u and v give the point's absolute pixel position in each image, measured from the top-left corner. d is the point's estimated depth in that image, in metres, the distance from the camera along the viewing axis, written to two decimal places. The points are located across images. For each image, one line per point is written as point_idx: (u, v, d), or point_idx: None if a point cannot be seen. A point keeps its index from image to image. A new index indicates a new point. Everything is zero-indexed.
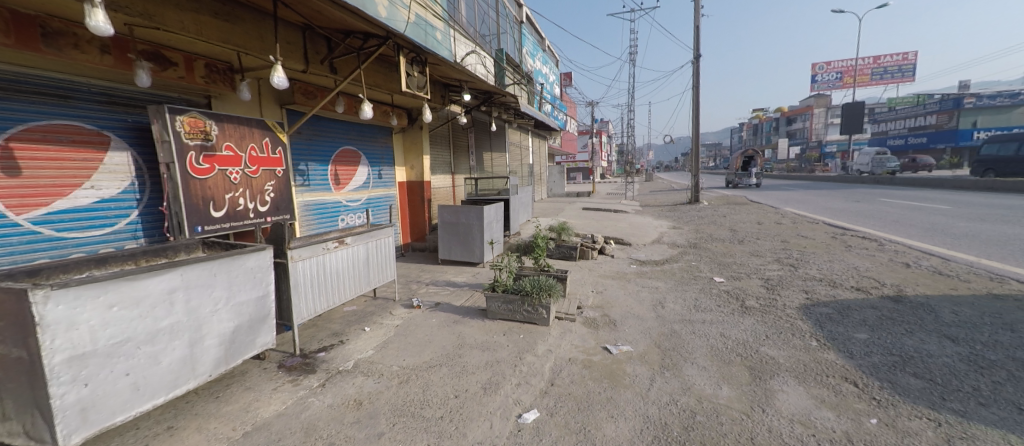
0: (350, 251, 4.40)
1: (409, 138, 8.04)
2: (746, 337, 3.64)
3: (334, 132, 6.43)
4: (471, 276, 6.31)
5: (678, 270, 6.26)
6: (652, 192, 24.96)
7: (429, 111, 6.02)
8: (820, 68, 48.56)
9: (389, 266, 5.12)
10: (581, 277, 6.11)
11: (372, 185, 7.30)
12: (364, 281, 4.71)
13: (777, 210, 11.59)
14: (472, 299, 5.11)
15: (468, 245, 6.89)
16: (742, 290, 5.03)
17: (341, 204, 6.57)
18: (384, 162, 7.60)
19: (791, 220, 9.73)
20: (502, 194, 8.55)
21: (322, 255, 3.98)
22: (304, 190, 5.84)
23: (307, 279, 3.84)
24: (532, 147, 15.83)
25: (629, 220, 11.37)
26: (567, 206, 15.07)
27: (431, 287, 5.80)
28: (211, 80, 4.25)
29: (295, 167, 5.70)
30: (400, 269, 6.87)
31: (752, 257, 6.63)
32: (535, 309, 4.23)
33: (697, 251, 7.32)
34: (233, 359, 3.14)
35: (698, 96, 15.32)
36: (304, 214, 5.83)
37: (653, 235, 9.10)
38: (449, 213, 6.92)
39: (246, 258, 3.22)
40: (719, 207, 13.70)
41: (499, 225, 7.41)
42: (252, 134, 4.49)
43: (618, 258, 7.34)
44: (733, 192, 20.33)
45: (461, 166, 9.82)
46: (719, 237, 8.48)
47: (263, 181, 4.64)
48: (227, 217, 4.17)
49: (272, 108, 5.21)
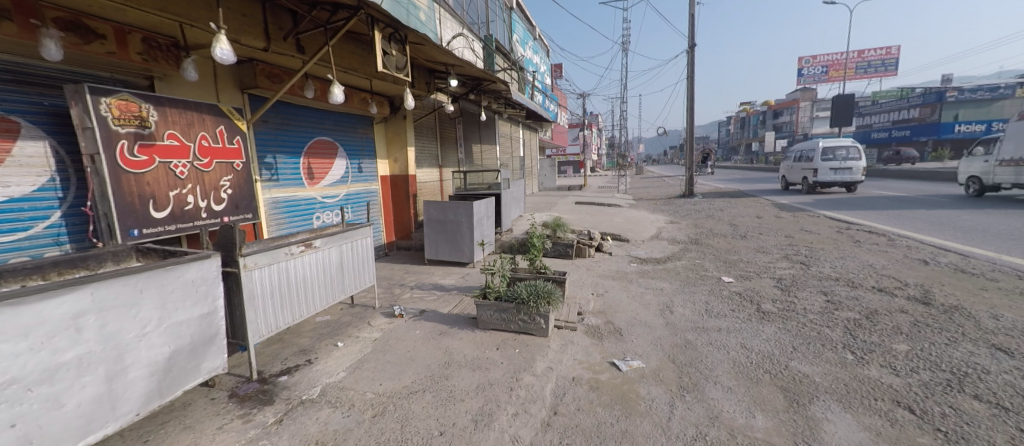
0: (320, 256, 3.88)
1: (392, 128, 7.49)
2: (771, 349, 3.22)
3: (306, 120, 5.82)
4: (459, 278, 5.82)
5: (683, 269, 5.85)
6: (644, 185, 24.68)
7: (410, 94, 5.46)
8: (807, 60, 48.78)
9: (368, 270, 4.60)
10: (579, 278, 5.67)
11: (351, 179, 6.72)
12: (338, 288, 4.18)
13: (774, 203, 11.31)
14: (460, 305, 4.62)
15: (457, 243, 6.38)
16: (755, 291, 4.63)
17: (315, 200, 6.00)
18: (364, 154, 7.02)
19: (791, 214, 9.42)
20: (493, 188, 8.02)
21: (284, 261, 3.45)
22: (272, 186, 5.26)
23: (265, 290, 3.30)
24: (523, 139, 15.30)
25: (625, 215, 10.96)
26: (559, 200, 14.61)
27: (415, 292, 5.30)
28: (151, 57, 3.68)
29: (261, 160, 5.11)
30: (383, 271, 6.34)
31: (758, 254, 6.26)
32: (532, 318, 3.75)
33: (699, 248, 6.93)
34: (170, 391, 2.66)
35: (692, 86, 14.92)
36: (272, 212, 5.25)
37: (651, 230, 8.71)
38: (436, 210, 6.41)
39: (183, 269, 2.73)
40: (715, 200, 13.39)
41: (490, 222, 6.90)
42: (204, 122, 3.95)
43: (617, 256, 6.92)
44: (725, 185, 20.14)
45: (448, 158, 9.27)
46: (721, 232, 8.11)
47: (218, 176, 4.10)
48: (171, 217, 3.66)
49: (231, 92, 4.67)
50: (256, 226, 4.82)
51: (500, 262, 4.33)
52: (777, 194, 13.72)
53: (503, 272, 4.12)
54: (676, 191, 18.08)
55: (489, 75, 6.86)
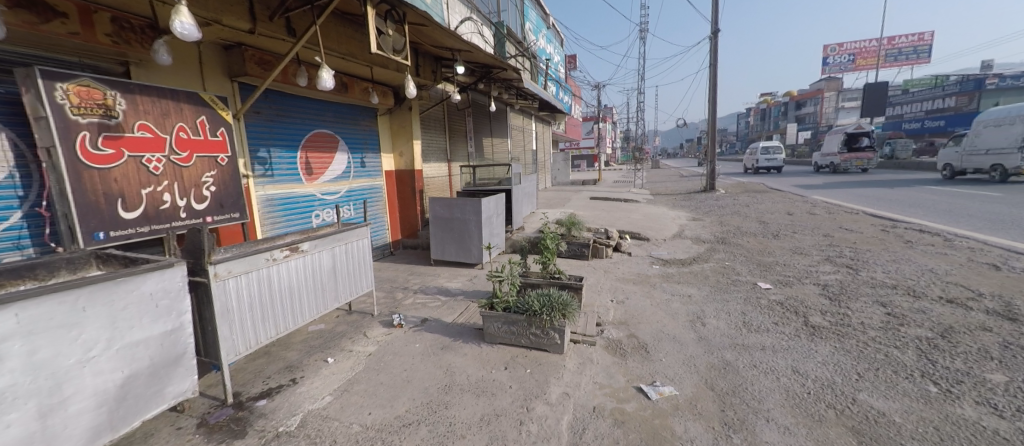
0: (308, 260, 3.46)
1: (397, 120, 7.08)
2: (831, 376, 2.70)
3: (303, 111, 5.44)
4: (467, 281, 5.40)
5: (711, 273, 5.31)
6: (661, 179, 23.90)
7: (410, 80, 5.03)
8: (832, 48, 46.73)
9: (364, 274, 4.18)
10: (596, 282, 5.19)
11: (353, 175, 6.34)
12: (330, 296, 3.76)
13: (804, 198, 10.58)
14: (466, 313, 4.19)
15: (464, 244, 5.96)
16: (798, 301, 4.09)
17: (314, 197, 5.63)
18: (367, 148, 6.63)
19: (824, 210, 8.72)
20: (503, 184, 7.55)
21: (264, 268, 3.01)
22: (266, 183, 4.90)
23: (243, 301, 2.88)
24: (536, 132, 14.78)
25: (643, 211, 10.38)
26: (572, 196, 14.08)
27: (419, 296, 4.89)
28: (122, 39, 3.28)
29: (254, 154, 4.75)
30: (386, 273, 5.96)
31: (796, 255, 5.65)
32: (545, 333, 3.29)
33: (727, 248, 6.37)
34: (124, 423, 2.24)
35: (715, 75, 14.12)
36: (267, 210, 4.90)
37: (673, 228, 8.14)
38: (442, 206, 5.99)
39: (140, 279, 2.30)
40: (739, 195, 12.67)
41: (500, 220, 6.45)
42: (182, 113, 3.53)
43: (637, 257, 6.40)
44: (746, 179, 19.28)
45: (457, 152, 8.83)
46: (749, 230, 7.50)
47: (200, 171, 3.69)
48: (144, 219, 3.26)
49: (219, 80, 4.34)
50: (246, 226, 4.46)
51: (510, 267, 3.89)
52: (805, 188, 12.93)
53: (513, 279, 3.68)
54: (696, 185, 17.32)
55: (499, 63, 6.41)
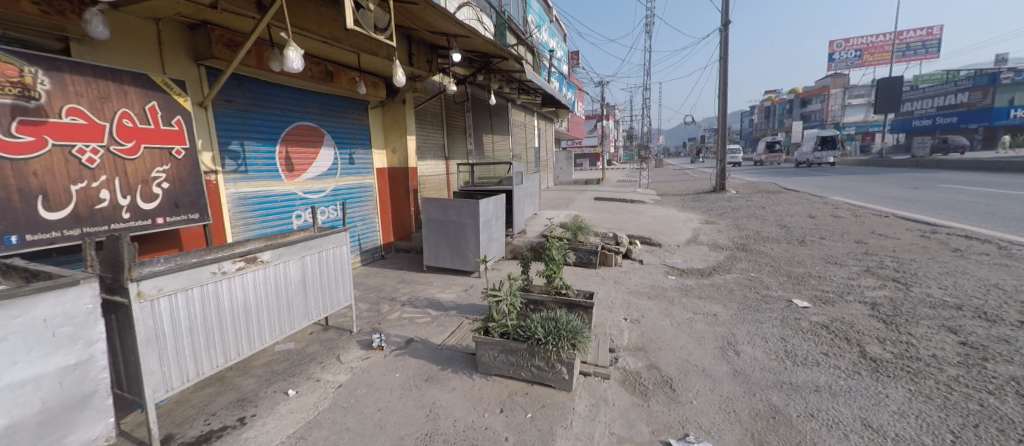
0: (272, 272, 2.84)
1: (390, 114, 6.53)
2: (918, 436, 2.11)
3: (283, 101, 4.89)
4: (461, 291, 4.84)
5: (735, 286, 4.72)
6: (667, 178, 23.24)
7: (399, 63, 4.43)
8: (841, 46, 45.75)
9: (341, 286, 3.59)
10: (606, 294, 4.63)
11: (340, 172, 5.79)
12: (300, 313, 3.15)
13: (824, 200, 9.96)
14: (457, 333, 3.63)
15: (459, 249, 5.41)
16: (846, 323, 3.51)
17: (295, 196, 5.08)
18: (357, 143, 6.09)
19: (849, 213, 8.11)
20: (504, 183, 6.99)
21: (208, 284, 2.36)
22: (239, 179, 4.35)
23: (180, 324, 2.24)
24: (538, 129, 14.21)
25: (652, 213, 9.80)
26: (577, 195, 13.50)
27: (408, 309, 4.33)
28: (54, 8, 2.69)
29: (224, 146, 4.19)
30: (374, 280, 5.41)
31: (831, 266, 5.04)
32: (551, 366, 2.72)
33: (749, 256, 5.78)
34: None
35: (727, 70, 13.48)
36: (239, 210, 4.36)
37: (687, 232, 7.55)
38: (436, 208, 5.45)
39: (29, 304, 1.66)
40: (752, 196, 12.04)
41: (499, 222, 5.89)
42: (126, 97, 2.91)
43: (649, 265, 5.83)
44: (756, 178, 18.62)
45: (455, 149, 8.27)
46: (769, 235, 6.91)
47: (149, 165, 3.07)
48: (73, 220, 2.67)
49: (184, 64, 3.79)
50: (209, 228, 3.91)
51: (511, 282, 3.32)
52: (822, 188, 12.31)
53: (514, 298, 3.10)
54: (704, 185, 16.69)
55: (500, 51, 5.84)
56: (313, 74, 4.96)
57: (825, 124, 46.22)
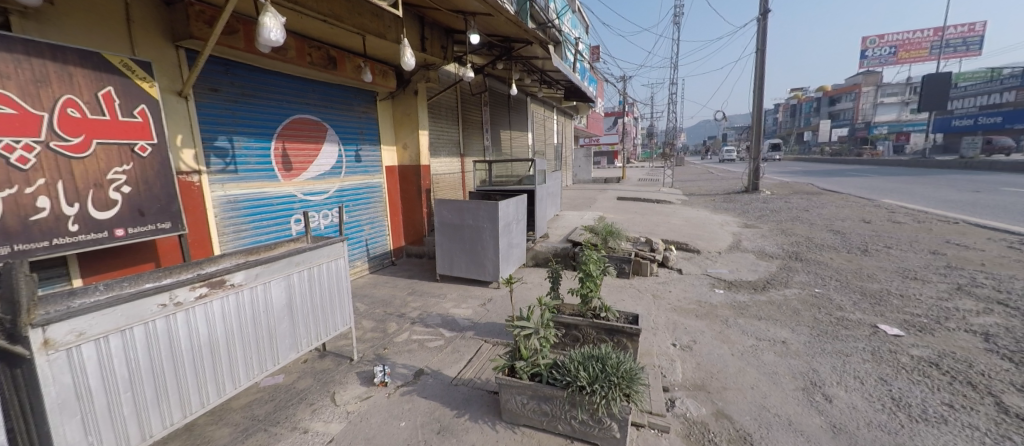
0: (245, 297, 2.34)
1: (401, 107, 6.00)
2: None
3: (280, 92, 4.37)
4: (478, 307, 4.25)
5: (799, 304, 4.03)
6: (690, 178, 22.34)
7: (408, 42, 3.85)
8: (871, 39, 43.71)
9: (340, 306, 3.06)
10: (647, 312, 4.01)
11: (345, 170, 5.27)
12: (286, 343, 2.63)
13: (875, 203, 9.12)
14: (476, 362, 3.04)
15: (477, 257, 4.83)
16: (958, 360, 2.83)
17: (294, 198, 4.58)
18: (364, 138, 5.55)
19: (911, 219, 7.29)
20: (525, 183, 6.37)
21: (153, 321, 1.91)
22: (227, 179, 3.86)
23: (115, 377, 1.80)
24: (557, 126, 13.57)
25: (682, 214, 9.09)
26: (598, 195, 12.84)
27: (418, 329, 3.76)
28: None
29: (209, 142, 3.70)
30: (382, 292, 4.87)
31: (910, 282, 4.35)
32: (597, 420, 2.11)
33: (806, 267, 5.09)
34: None
35: (762, 62, 12.59)
36: (227, 215, 3.86)
37: (727, 237, 6.84)
38: (450, 210, 4.88)
39: None
40: (790, 197, 11.22)
41: (521, 226, 5.29)
42: (71, 84, 2.47)
43: (690, 275, 5.18)
44: (787, 179, 17.60)
45: (472, 146, 7.70)
46: (824, 243, 6.18)
47: (104, 164, 2.61)
48: (1, 237, 2.24)
49: (163, 49, 3.33)
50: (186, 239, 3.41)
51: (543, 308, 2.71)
52: (867, 190, 11.39)
53: (547, 330, 2.49)
54: (733, 185, 15.81)
55: (521, 34, 5.19)
56: (313, 60, 4.41)
57: (854, 120, 44.33)
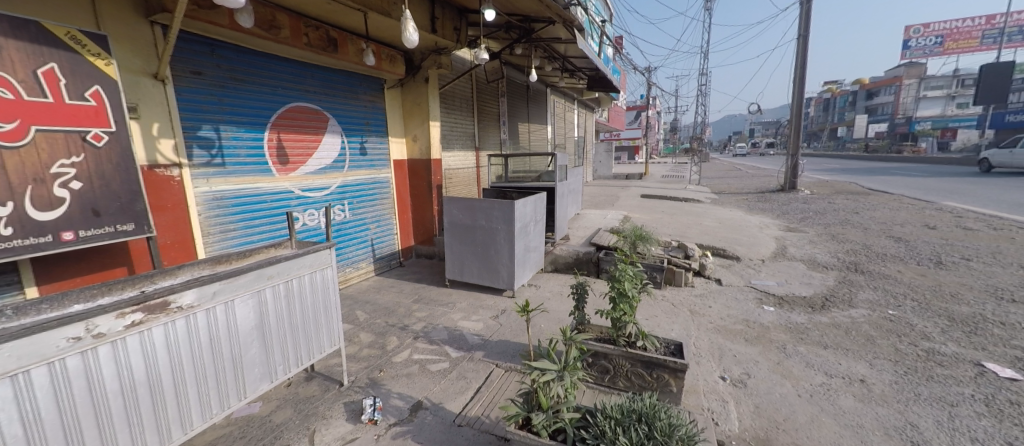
0: (199, 322, 1.88)
1: (410, 95, 5.54)
2: None
3: (275, 77, 3.97)
4: (490, 320, 3.77)
5: (872, 330, 3.39)
6: (719, 175, 21.35)
7: (411, 14, 3.35)
8: (916, 29, 40.96)
9: (325, 322, 2.60)
10: (684, 333, 3.46)
11: (349, 164, 4.85)
12: (257, 372, 2.17)
13: (936, 206, 8.23)
14: (484, 395, 2.55)
15: (489, 262, 4.35)
16: None
17: (291, 194, 4.19)
18: (370, 130, 5.13)
19: (985, 226, 6.45)
20: (543, 179, 5.90)
21: (62, 359, 1.48)
22: (212, 174, 3.50)
23: (4, 437, 1.37)
24: (579, 119, 12.92)
25: (715, 215, 8.39)
26: (621, 192, 12.18)
27: (421, 347, 3.30)
28: None
29: (192, 132, 3.35)
30: (387, 298, 4.44)
31: (1008, 306, 3.66)
32: None
33: (871, 282, 4.42)
34: None
35: (805, 50, 11.61)
36: (213, 213, 3.50)
37: (770, 242, 6.14)
38: (460, 209, 4.39)
39: None
40: (834, 197, 10.33)
41: (540, 227, 4.78)
42: (2, 58, 2.07)
43: (731, 287, 4.57)
44: (824, 177, 16.51)
45: (488, 138, 7.21)
46: (885, 252, 5.46)
47: (47, 156, 2.24)
48: None
49: (138, 26, 2.96)
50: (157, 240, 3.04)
51: (570, 342, 2.15)
52: (921, 190, 10.39)
53: (575, 374, 1.94)
54: (767, 183, 14.86)
55: (543, 12, 4.62)
56: (310, 41, 3.99)
57: (894, 115, 41.80)
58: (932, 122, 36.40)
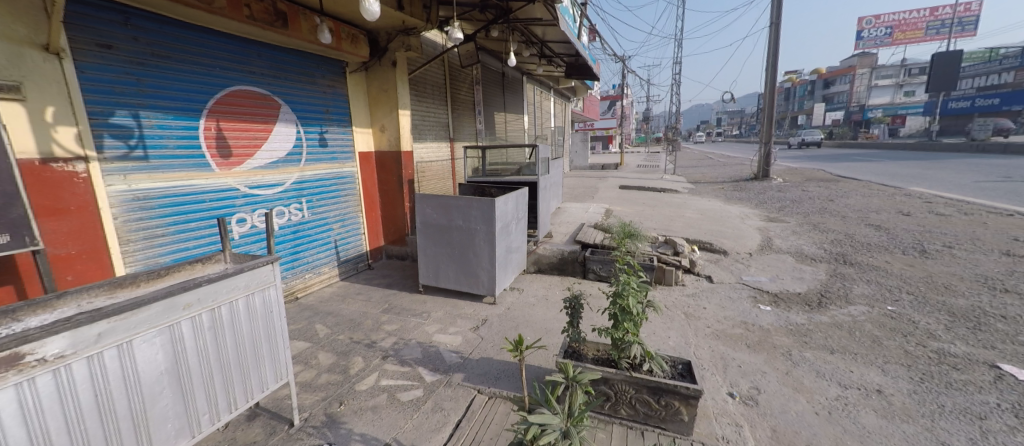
0: (75, 376, 1.41)
1: (376, 81, 4.98)
2: None
3: (210, 56, 3.36)
4: (469, 332, 3.36)
5: (876, 330, 3.21)
6: (693, 164, 21.50)
7: None
8: (869, 21, 42.83)
9: (270, 355, 2.07)
10: (683, 341, 3.17)
11: (307, 157, 4.28)
12: (172, 427, 1.68)
13: (905, 192, 8.38)
14: (463, 432, 2.21)
15: (469, 266, 3.92)
16: None
17: (236, 192, 3.60)
18: (330, 119, 4.56)
19: (956, 211, 6.54)
20: (524, 172, 5.49)
21: None
22: (131, 169, 2.89)
23: None
24: (555, 108, 12.54)
25: (695, 206, 8.24)
26: (599, 183, 11.93)
27: (391, 370, 2.85)
28: None
29: (101, 117, 2.73)
30: (352, 309, 3.95)
31: (1002, 296, 3.58)
32: None
33: (862, 275, 4.29)
34: None
35: (778, 38, 11.63)
36: (134, 216, 2.89)
37: (755, 234, 6.00)
38: (434, 207, 3.93)
39: None
40: (807, 185, 10.45)
41: (522, 225, 4.38)
42: None
43: (723, 284, 4.34)
44: (791, 164, 16.88)
45: (463, 129, 6.72)
46: (869, 241, 5.39)
47: None
48: None
49: None
50: (47, 251, 2.46)
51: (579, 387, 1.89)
52: (888, 177, 10.63)
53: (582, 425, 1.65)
54: (740, 172, 15.04)
55: None
56: (253, 14, 3.38)
57: (851, 104, 43.72)
58: (884, 110, 38.23)
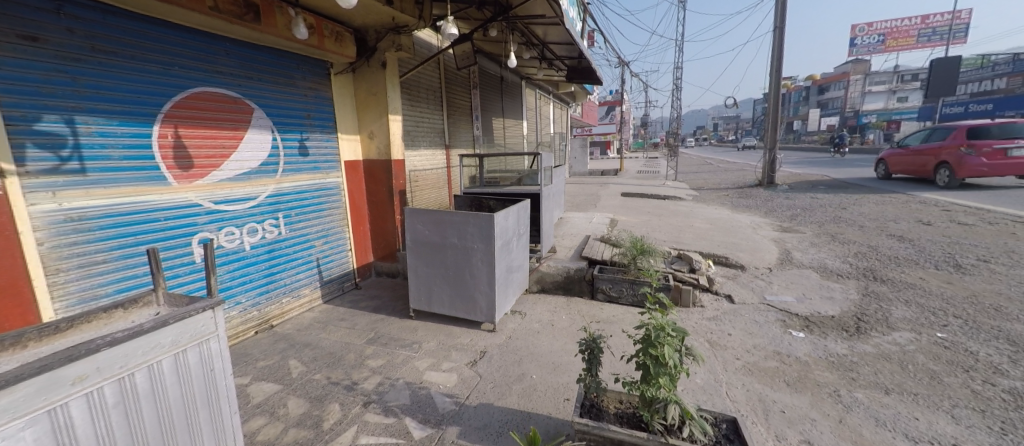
0: None
1: (363, 84, 4.57)
2: None
3: (166, 54, 2.94)
4: (465, 368, 2.92)
5: (932, 362, 2.81)
6: (691, 170, 21.24)
7: None
8: (861, 27, 43.15)
9: (208, 425, 1.62)
10: (713, 377, 2.75)
11: (284, 167, 3.85)
12: None
13: (920, 200, 8.05)
14: None
15: (465, 287, 3.49)
16: None
17: (198, 209, 3.15)
18: (312, 125, 4.14)
19: (980, 220, 6.21)
20: (525, 182, 5.08)
21: None
22: (63, 185, 2.45)
23: None
24: (554, 114, 12.17)
25: (703, 215, 7.85)
26: (599, 191, 11.53)
27: (372, 420, 2.41)
28: None
29: (25, 123, 2.32)
30: (333, 338, 3.50)
31: None
32: None
33: (899, 294, 3.90)
34: None
35: (781, 41, 11.36)
36: (66, 241, 2.45)
37: (771, 247, 5.61)
38: (426, 223, 3.51)
39: None
40: (814, 191, 10.12)
41: (525, 241, 3.96)
42: None
43: (746, 305, 3.93)
44: (792, 170, 16.63)
45: (459, 135, 6.31)
46: (897, 254, 5.01)
47: None
48: None
49: None
50: None
51: None
52: (897, 183, 10.32)
53: None
54: (742, 178, 14.73)
55: None
56: (217, 5, 2.97)
57: (846, 109, 43.87)
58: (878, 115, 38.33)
